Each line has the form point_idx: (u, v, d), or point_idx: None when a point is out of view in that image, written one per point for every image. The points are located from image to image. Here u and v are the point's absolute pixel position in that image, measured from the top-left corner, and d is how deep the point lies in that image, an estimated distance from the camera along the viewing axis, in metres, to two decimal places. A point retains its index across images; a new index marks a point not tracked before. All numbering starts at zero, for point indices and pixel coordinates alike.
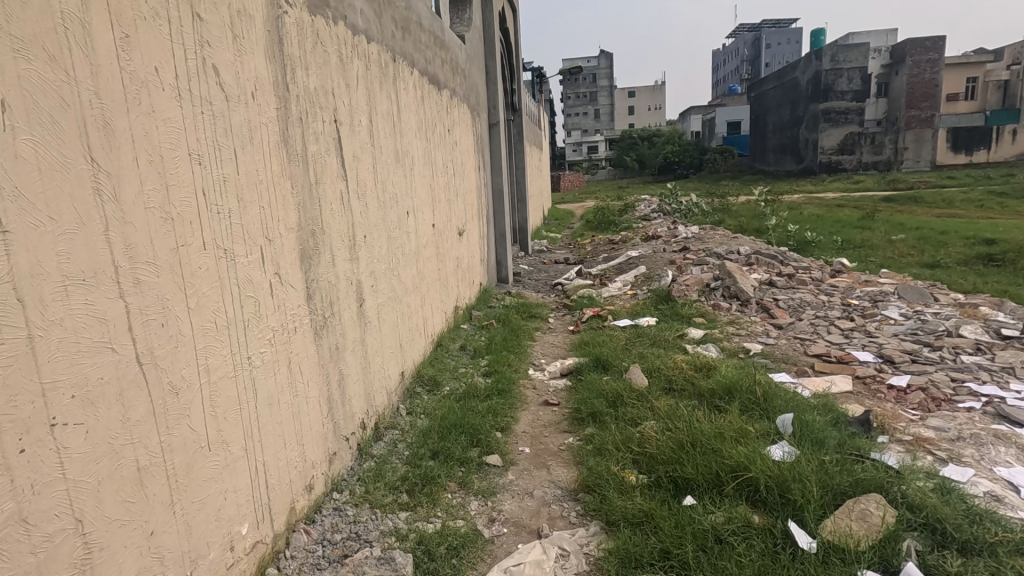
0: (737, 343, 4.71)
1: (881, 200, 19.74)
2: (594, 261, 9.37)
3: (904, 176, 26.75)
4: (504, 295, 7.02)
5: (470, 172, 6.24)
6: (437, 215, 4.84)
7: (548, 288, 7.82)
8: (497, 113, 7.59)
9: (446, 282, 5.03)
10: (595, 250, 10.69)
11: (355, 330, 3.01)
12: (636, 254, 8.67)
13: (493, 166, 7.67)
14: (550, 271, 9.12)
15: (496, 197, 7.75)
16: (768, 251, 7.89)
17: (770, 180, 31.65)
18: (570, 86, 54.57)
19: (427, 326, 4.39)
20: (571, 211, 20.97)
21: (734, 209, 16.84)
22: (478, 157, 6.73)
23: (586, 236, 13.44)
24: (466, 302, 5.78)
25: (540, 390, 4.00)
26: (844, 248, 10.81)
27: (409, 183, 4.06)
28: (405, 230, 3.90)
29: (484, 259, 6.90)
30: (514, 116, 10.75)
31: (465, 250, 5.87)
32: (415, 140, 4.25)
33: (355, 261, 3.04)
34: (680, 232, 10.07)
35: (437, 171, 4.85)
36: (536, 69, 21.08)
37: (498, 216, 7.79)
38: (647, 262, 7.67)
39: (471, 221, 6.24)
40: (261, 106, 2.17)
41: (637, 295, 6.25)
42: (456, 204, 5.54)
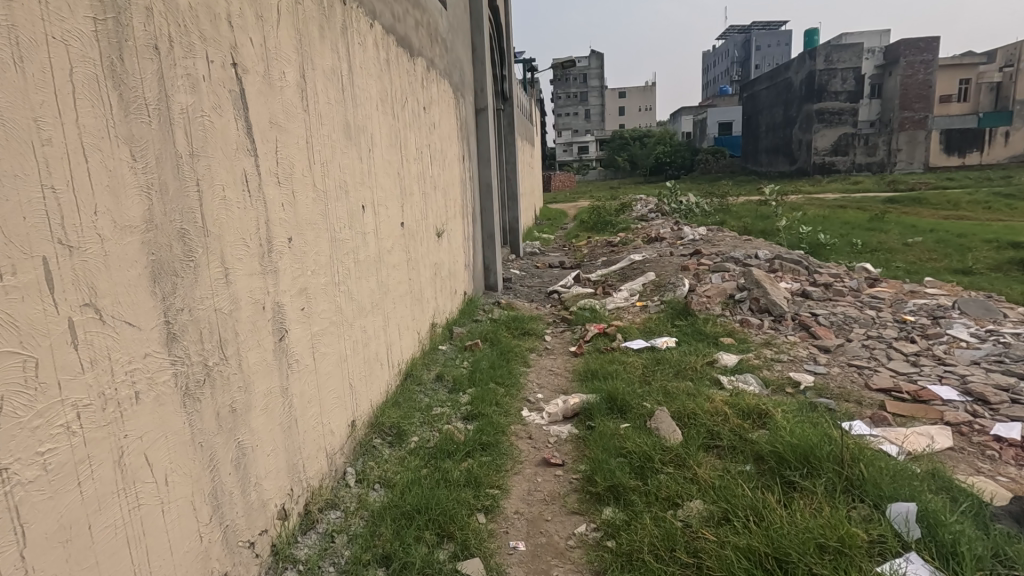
0: (781, 373, 3.79)
1: (883, 202, 19.03)
2: (593, 266, 8.44)
3: (902, 177, 26.12)
4: (492, 306, 6.07)
5: (452, 164, 5.29)
6: (409, 213, 3.88)
7: (542, 297, 6.87)
8: (485, 97, 6.64)
9: (420, 296, 4.07)
10: (592, 253, 9.75)
11: (271, 377, 2.05)
12: (641, 258, 7.74)
13: (480, 158, 6.72)
14: (545, 276, 8.18)
15: (484, 193, 6.80)
16: (791, 255, 6.98)
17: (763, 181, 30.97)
18: (561, 85, 53.77)
19: (392, 354, 3.44)
20: (564, 211, 20.05)
21: (734, 209, 16.02)
22: (463, 147, 5.78)
23: (581, 237, 12.54)
24: (446, 317, 4.83)
25: (537, 441, 3.05)
26: (862, 252, 9.96)
27: (367, 170, 3.10)
28: (359, 231, 2.94)
29: (469, 266, 5.94)
30: (504, 105, 9.80)
31: (446, 255, 4.92)
32: (378, 115, 3.29)
33: (271, 276, 2.08)
34: (687, 233, 9.14)
35: (408, 158, 3.89)
36: (528, 62, 20.10)
37: (486, 215, 6.84)
38: (655, 268, 6.74)
39: (454, 221, 5.28)
40: (46, 7, 1.20)
41: (647, 308, 5.32)
42: (435, 200, 4.59)
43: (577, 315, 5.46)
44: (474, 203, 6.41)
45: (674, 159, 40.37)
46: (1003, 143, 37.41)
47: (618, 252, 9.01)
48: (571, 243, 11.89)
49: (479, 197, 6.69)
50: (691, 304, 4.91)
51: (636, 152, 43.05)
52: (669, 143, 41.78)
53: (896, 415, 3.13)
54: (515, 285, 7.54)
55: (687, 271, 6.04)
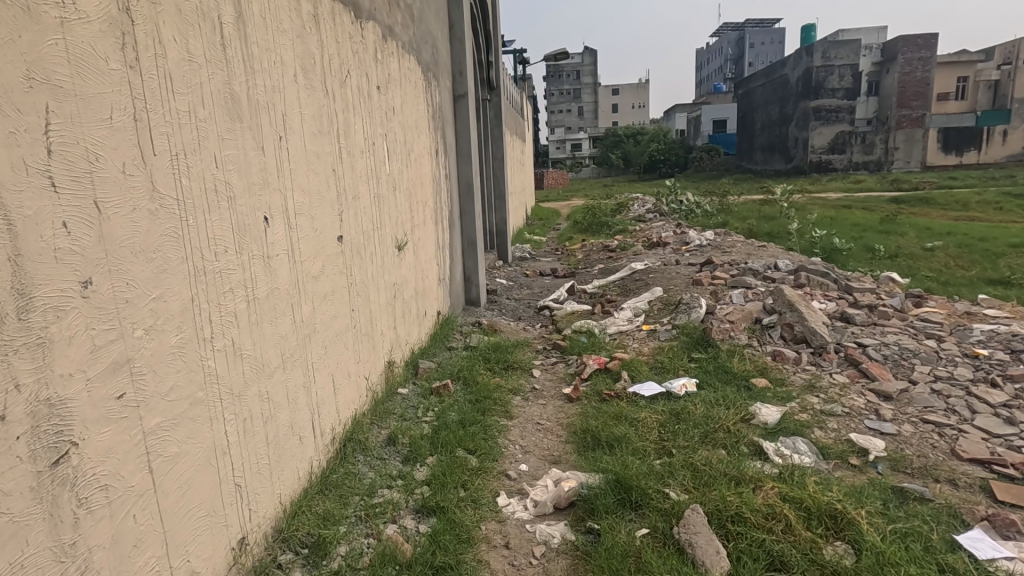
0: (837, 434, 2.90)
1: (888, 202, 18.28)
2: (589, 275, 7.54)
3: (904, 175, 25.35)
4: (471, 327, 5.16)
5: (421, 159, 4.37)
6: (353, 223, 2.95)
7: (531, 314, 5.96)
8: (464, 82, 5.70)
9: (370, 330, 3.15)
10: (587, 259, 8.84)
11: (24, 543, 1.13)
12: (644, 268, 6.84)
13: (459, 153, 5.79)
14: (535, 287, 7.26)
15: (464, 193, 5.87)
16: (816, 266, 6.11)
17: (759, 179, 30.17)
18: (554, 81, 52.83)
19: (322, 418, 2.52)
20: (557, 210, 19.17)
21: (735, 210, 15.19)
22: (435, 138, 4.85)
23: (574, 240, 11.64)
24: (410, 348, 3.92)
25: (518, 551, 2.16)
26: (883, 259, 9.10)
27: (276, 167, 2.18)
28: (257, 255, 2.02)
29: (444, 281, 5.04)
30: (491, 95, 8.86)
31: (411, 271, 4.00)
32: (297, 89, 2.36)
33: (26, 357, 1.15)
34: (693, 238, 8.24)
35: (352, 150, 2.96)
36: (519, 55, 19.13)
37: (467, 219, 5.92)
38: (662, 282, 5.84)
39: (422, 229, 4.36)
40: None
41: (656, 334, 4.43)
42: (395, 205, 3.67)
43: (571, 341, 4.54)
44: (451, 205, 5.48)
45: (669, 158, 39.64)
46: (1002, 142, 36.89)
47: (616, 259, 8.10)
48: (564, 247, 10.97)
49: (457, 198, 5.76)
50: (712, 332, 4.01)
51: (630, 150, 42.27)
52: (664, 141, 41.02)
53: (1014, 511, 2.27)
54: (500, 298, 6.63)
55: (701, 288, 5.14)
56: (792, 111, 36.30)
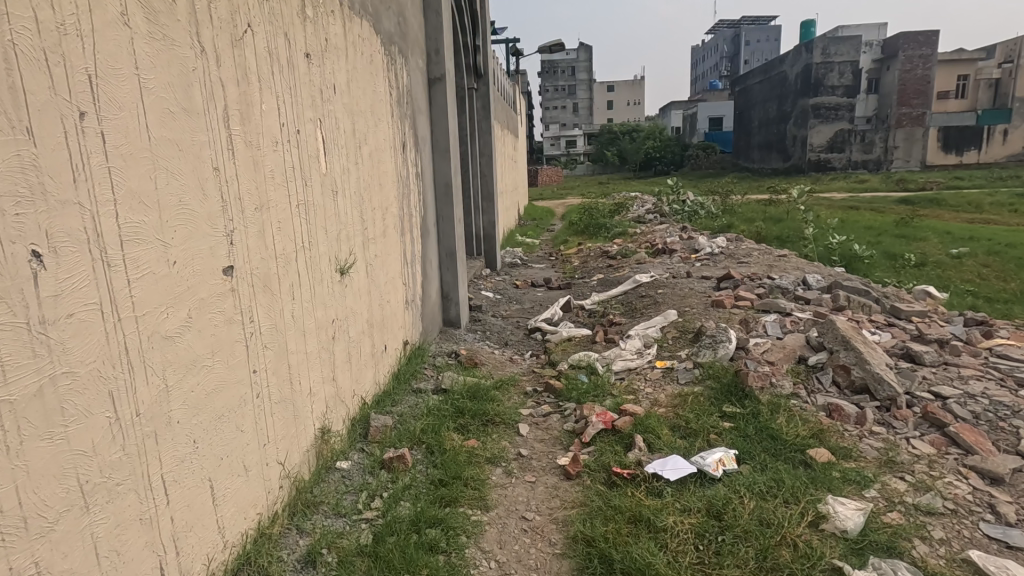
0: (948, 550, 2.04)
1: (897, 203, 17.48)
2: (588, 288, 6.65)
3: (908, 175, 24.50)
4: (446, 359, 4.27)
5: (380, 155, 3.46)
6: (259, 245, 2.06)
7: (519, 338, 5.06)
8: (441, 62, 4.79)
9: (290, 391, 2.26)
10: (584, 267, 7.95)
11: None
12: (650, 283, 5.95)
13: (435, 146, 4.88)
14: (526, 302, 6.37)
15: (441, 195, 4.96)
16: (852, 282, 5.26)
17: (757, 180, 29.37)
18: (549, 78, 51.88)
19: (188, 551, 1.64)
20: (552, 210, 18.26)
21: (740, 211, 14.34)
22: (401, 129, 3.94)
23: (570, 244, 10.76)
24: (360, 399, 3.03)
25: None
26: (909, 268, 8.25)
27: (74, 165, 1.28)
28: (13, 324, 1.13)
29: (412, 303, 4.14)
30: (478, 84, 7.94)
31: (363, 297, 3.10)
32: (130, 38, 1.46)
33: None
34: (703, 246, 7.36)
35: (258, 140, 2.06)
36: (512, 46, 18.18)
37: (444, 225, 5.02)
38: (674, 302, 4.96)
39: (382, 242, 3.46)
40: None
41: (674, 376, 3.57)
42: (336, 215, 2.77)
43: (567, 382, 3.66)
44: (424, 209, 4.57)
45: (664, 155, 38.89)
46: (1003, 142, 36.26)
47: (617, 268, 7.22)
48: (558, 252, 10.07)
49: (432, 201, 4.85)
50: (748, 379, 3.14)
51: (626, 147, 41.46)
52: (660, 138, 40.28)
53: None
54: (485, 316, 5.73)
55: (724, 314, 4.27)
56: (791, 108, 35.59)
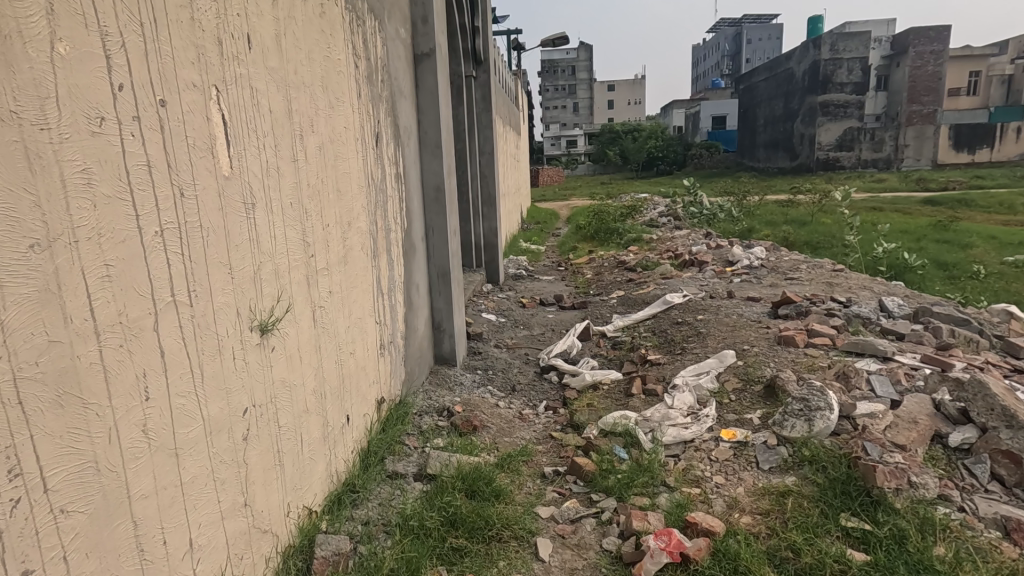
0: None
1: (923, 204, 16.41)
2: (607, 310, 5.65)
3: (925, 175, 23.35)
4: (437, 417, 3.27)
5: (338, 148, 2.44)
6: (42, 318, 1.04)
7: (529, 379, 4.06)
8: (430, 34, 3.77)
9: (135, 569, 1.25)
10: (600, 282, 6.95)
11: None
12: (685, 307, 4.94)
13: (422, 140, 3.87)
14: (535, 326, 5.37)
15: (431, 201, 3.95)
16: (944, 307, 4.22)
17: (762, 180, 28.36)
18: (550, 77, 50.98)
19: None
20: (556, 212, 17.26)
21: (759, 214, 13.32)
22: (374, 114, 2.93)
23: (580, 251, 9.76)
24: (301, 511, 2.03)
25: None
26: (971, 280, 7.19)
27: None
28: None
29: (390, 346, 3.13)
30: (477, 71, 6.93)
31: (305, 359, 2.09)
32: None
33: None
34: (739, 257, 6.35)
35: (38, 111, 1.04)
36: (513, 38, 17.19)
37: (435, 239, 4.00)
38: (724, 336, 3.96)
39: (340, 272, 2.44)
40: None
41: (753, 457, 2.56)
42: (252, 240, 1.75)
43: (600, 462, 2.65)
44: (408, 219, 3.55)
45: (667, 155, 38.00)
46: (1017, 139, 35.15)
47: (640, 284, 6.22)
48: (568, 261, 9.06)
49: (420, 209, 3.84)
50: (875, 476, 2.12)
51: (628, 146, 40.51)
52: (663, 137, 39.35)
53: None
54: (486, 348, 4.74)
55: (798, 359, 3.26)
56: (798, 106, 34.65)
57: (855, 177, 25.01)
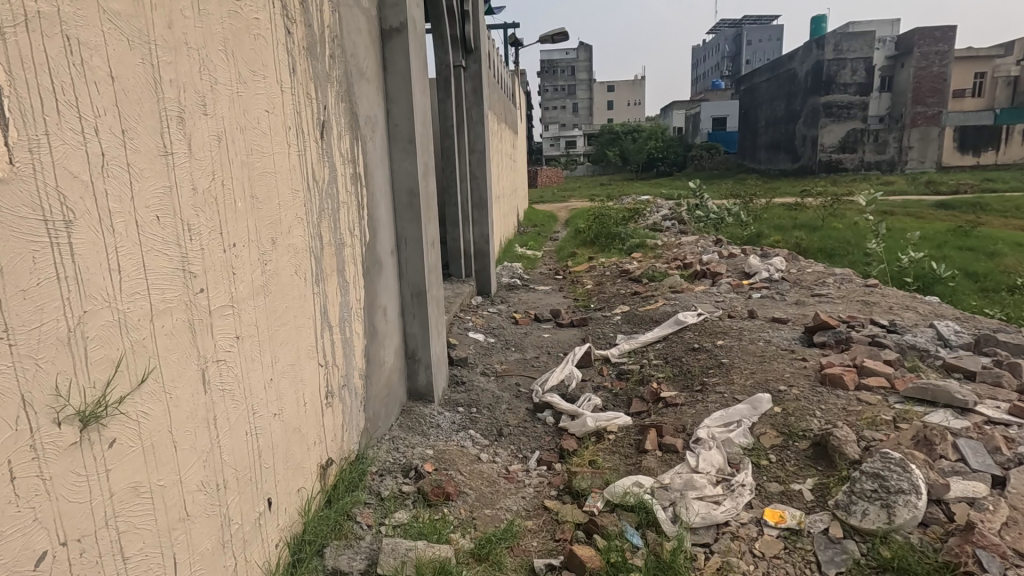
0: None
1: (936, 208, 15.78)
2: (610, 330, 5.01)
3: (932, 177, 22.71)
4: (401, 478, 2.63)
5: (254, 139, 1.79)
6: None
7: (519, 420, 3.42)
8: (401, 5, 3.11)
9: None
10: (601, 294, 6.32)
11: None
12: (701, 330, 4.29)
13: (392, 133, 3.21)
14: (529, 348, 4.73)
15: (401, 206, 3.29)
16: (1010, 334, 3.58)
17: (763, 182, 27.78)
18: (549, 78, 50.46)
19: None
20: (554, 214, 16.61)
21: (767, 219, 12.70)
22: (318, 97, 2.27)
23: (579, 258, 9.12)
24: None
25: None
26: (1007, 294, 6.56)
27: None
28: None
29: (340, 392, 2.49)
30: (467, 61, 6.28)
31: (186, 441, 1.44)
32: None
33: None
34: (756, 269, 5.70)
35: None
36: (511, 34, 16.63)
37: (408, 252, 3.35)
38: (752, 370, 3.31)
39: (256, 307, 1.79)
40: None
41: (811, 554, 1.94)
42: (67, 278, 1.11)
43: (607, 555, 2.02)
44: (370, 228, 2.90)
45: (667, 156, 37.43)
46: None
47: (647, 299, 5.57)
48: (567, 269, 8.43)
49: (388, 216, 3.18)
50: None
51: (627, 147, 39.91)
52: (663, 138, 38.79)
53: None
54: (472, 377, 4.09)
55: (851, 409, 2.62)
56: (800, 106, 34.10)
57: (861, 179, 24.45)
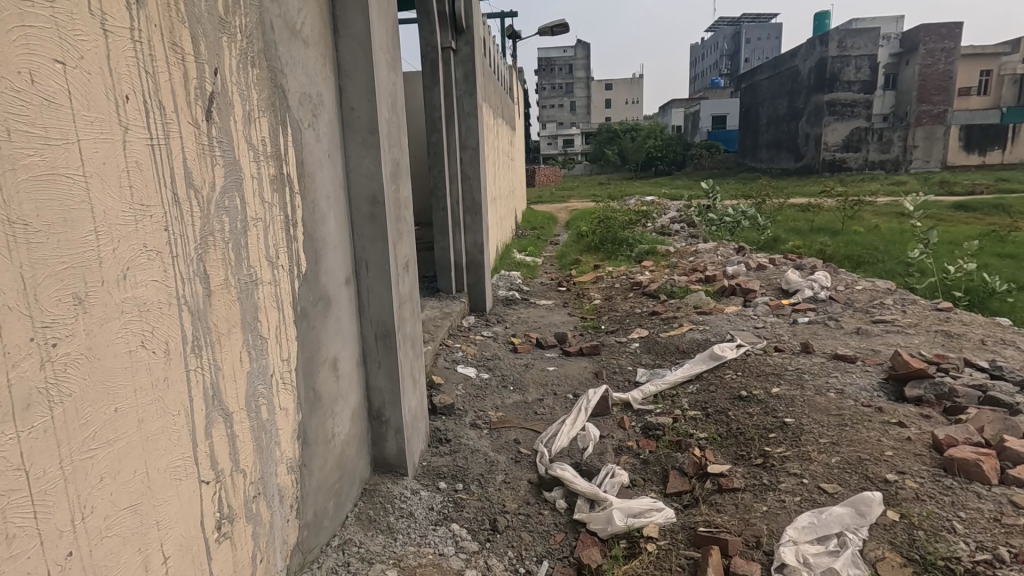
0: None
1: (955, 210, 14.98)
2: (628, 364, 4.16)
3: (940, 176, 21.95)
4: None
5: (11, 111, 0.93)
6: None
7: (520, 503, 2.57)
8: None
9: None
10: (613, 313, 5.47)
11: None
12: (745, 371, 3.45)
13: (345, 120, 2.35)
14: (531, 387, 3.87)
15: (359, 218, 2.43)
16: None
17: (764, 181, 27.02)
18: (547, 76, 49.65)
19: None
20: (554, 216, 15.75)
21: (782, 222, 11.87)
22: (196, 51, 1.40)
23: (584, 266, 8.27)
24: None
25: None
26: None
27: None
28: None
29: (249, 510, 1.62)
30: (456, 43, 5.39)
31: None
32: None
33: None
34: (797, 286, 4.86)
35: None
36: (507, 27, 15.81)
37: (370, 280, 2.50)
38: (832, 440, 2.46)
39: (15, 435, 0.93)
40: None
41: None
42: None
43: None
44: (309, 253, 2.04)
45: (667, 155, 36.68)
46: None
47: (669, 322, 4.72)
48: (570, 279, 7.59)
49: (338, 233, 2.31)
50: None
51: (626, 146, 39.10)
52: (663, 137, 38.01)
53: None
54: (460, 431, 3.23)
55: (1010, 524, 1.78)
56: (803, 105, 33.39)
57: (869, 179, 23.73)
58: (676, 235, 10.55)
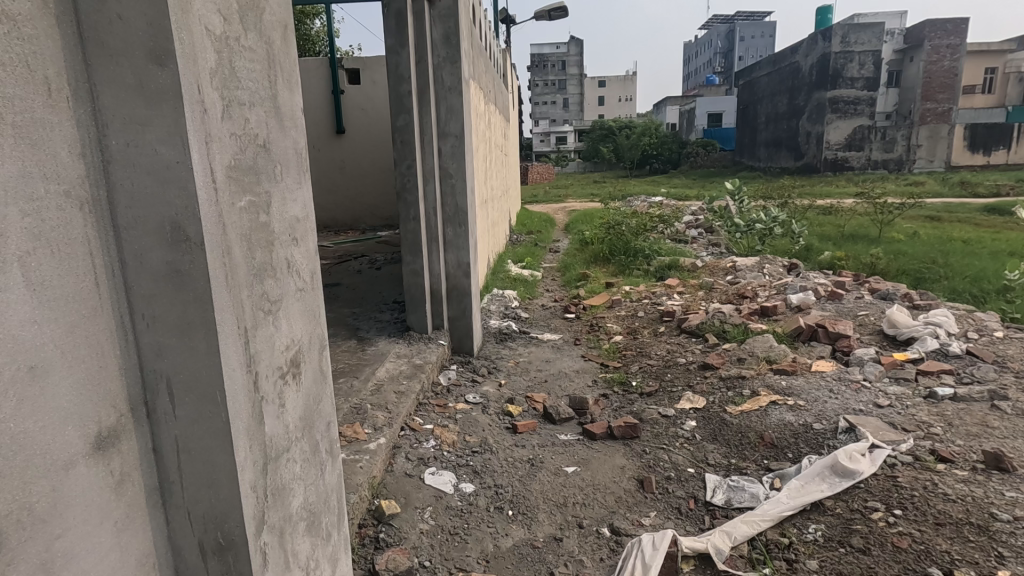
0: None
1: (987, 214, 13.73)
2: (687, 462, 2.73)
3: (951, 177, 20.71)
4: None
5: None
6: None
7: None
8: None
9: None
10: (645, 361, 4.05)
11: None
12: (908, 511, 2.06)
13: (87, 27, 0.88)
14: (541, 512, 2.44)
15: (144, 281, 0.98)
16: None
17: (760, 181, 25.73)
18: (539, 72, 48.17)
19: None
20: (551, 217, 14.33)
21: (810, 227, 10.52)
22: None
23: (593, 284, 6.85)
24: None
25: None
26: None
27: None
28: None
29: None
30: None
31: None
32: None
33: None
34: (911, 333, 3.45)
35: None
36: (501, 10, 14.27)
37: (183, 427, 1.03)
38: None
39: None
40: None
41: None
42: None
43: None
44: None
45: (663, 152, 35.40)
46: None
47: (735, 386, 3.29)
48: (578, 301, 6.17)
49: (62, 333, 0.86)
50: None
51: (621, 143, 37.79)
52: (659, 134, 36.74)
53: None
54: None
55: None
56: (803, 102, 32.18)
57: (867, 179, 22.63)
58: (695, 245, 9.17)
